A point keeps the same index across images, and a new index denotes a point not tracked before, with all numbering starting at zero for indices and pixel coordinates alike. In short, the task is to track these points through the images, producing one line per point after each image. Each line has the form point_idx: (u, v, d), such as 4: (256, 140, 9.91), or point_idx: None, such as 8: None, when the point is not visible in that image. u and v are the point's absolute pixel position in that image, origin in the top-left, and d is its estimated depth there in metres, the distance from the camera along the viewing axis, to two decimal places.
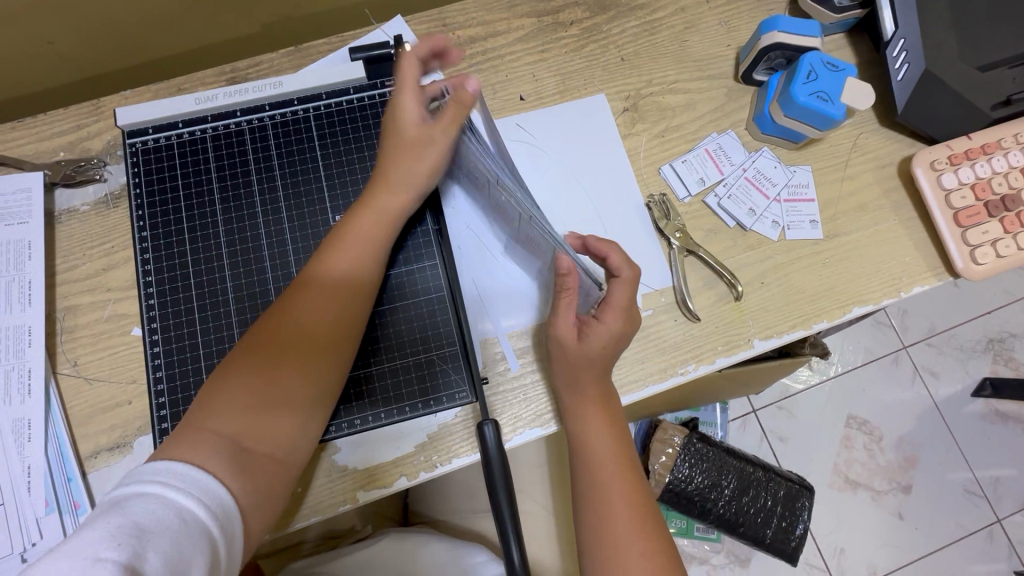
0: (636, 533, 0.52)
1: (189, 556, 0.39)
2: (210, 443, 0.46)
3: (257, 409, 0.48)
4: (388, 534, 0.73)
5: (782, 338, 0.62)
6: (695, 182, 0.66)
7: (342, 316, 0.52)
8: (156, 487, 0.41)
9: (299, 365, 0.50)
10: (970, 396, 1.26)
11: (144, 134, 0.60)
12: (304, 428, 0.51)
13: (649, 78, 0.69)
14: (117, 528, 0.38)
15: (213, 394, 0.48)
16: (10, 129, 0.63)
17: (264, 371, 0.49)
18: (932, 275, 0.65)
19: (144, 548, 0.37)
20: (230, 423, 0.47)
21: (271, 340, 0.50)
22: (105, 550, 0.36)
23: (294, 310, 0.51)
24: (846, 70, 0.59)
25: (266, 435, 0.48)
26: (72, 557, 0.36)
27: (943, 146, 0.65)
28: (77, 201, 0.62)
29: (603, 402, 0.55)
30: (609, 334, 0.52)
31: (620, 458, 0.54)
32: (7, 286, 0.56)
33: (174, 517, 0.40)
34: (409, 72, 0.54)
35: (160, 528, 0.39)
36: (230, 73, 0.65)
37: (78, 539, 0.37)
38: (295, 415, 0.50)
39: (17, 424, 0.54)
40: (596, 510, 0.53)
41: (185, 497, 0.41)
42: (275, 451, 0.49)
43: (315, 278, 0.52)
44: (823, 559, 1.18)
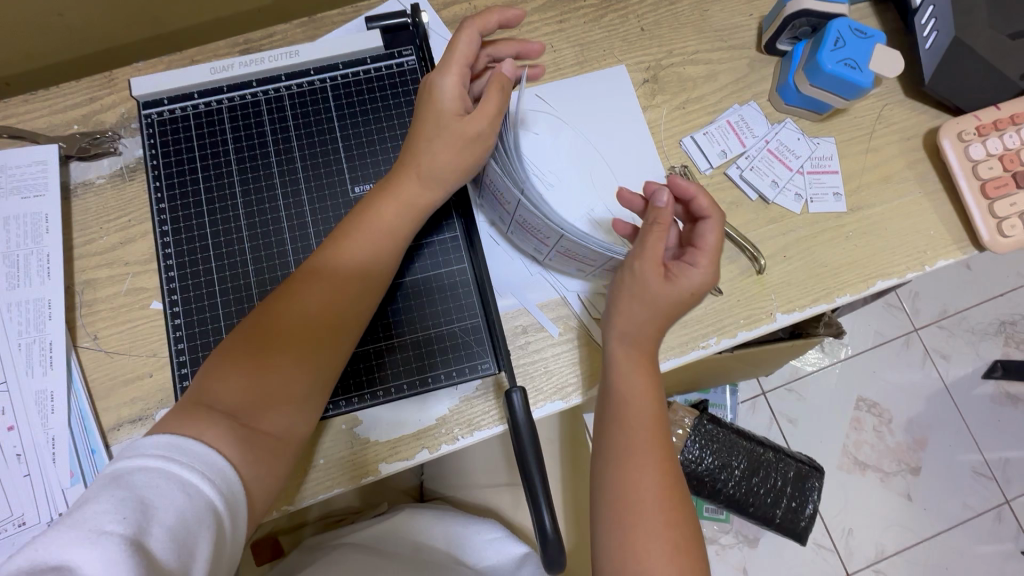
0: (658, 502, 0.50)
1: (194, 533, 0.38)
2: (208, 415, 0.45)
3: (255, 391, 0.47)
4: (403, 510, 0.73)
5: (804, 312, 0.62)
6: (716, 155, 0.65)
7: (348, 301, 0.51)
8: (158, 460, 0.40)
9: (301, 351, 0.49)
10: (981, 378, 1.26)
11: (160, 105, 0.60)
12: (304, 416, 0.49)
13: (669, 48, 0.68)
14: (123, 501, 0.37)
15: (219, 368, 0.47)
16: (23, 101, 0.62)
17: (268, 352, 0.48)
18: (956, 248, 0.64)
19: (150, 523, 0.37)
20: (227, 399, 0.46)
21: (272, 320, 0.49)
22: (110, 523, 0.35)
23: (298, 290, 0.50)
24: (876, 36, 0.58)
25: (268, 415, 0.47)
26: (76, 529, 0.35)
27: (971, 116, 0.64)
28: (92, 174, 0.61)
29: (642, 356, 0.54)
30: (699, 282, 0.52)
31: (650, 416, 0.53)
32: (26, 259, 0.56)
33: (179, 492, 0.39)
34: (460, 50, 0.53)
35: (165, 504, 0.38)
36: (244, 44, 0.64)
37: (81, 513, 0.36)
38: (293, 406, 0.48)
39: (40, 396, 0.54)
40: (617, 466, 0.51)
41: (190, 472, 0.40)
42: (273, 436, 0.47)
43: (323, 260, 0.51)
44: (831, 539, 1.19)
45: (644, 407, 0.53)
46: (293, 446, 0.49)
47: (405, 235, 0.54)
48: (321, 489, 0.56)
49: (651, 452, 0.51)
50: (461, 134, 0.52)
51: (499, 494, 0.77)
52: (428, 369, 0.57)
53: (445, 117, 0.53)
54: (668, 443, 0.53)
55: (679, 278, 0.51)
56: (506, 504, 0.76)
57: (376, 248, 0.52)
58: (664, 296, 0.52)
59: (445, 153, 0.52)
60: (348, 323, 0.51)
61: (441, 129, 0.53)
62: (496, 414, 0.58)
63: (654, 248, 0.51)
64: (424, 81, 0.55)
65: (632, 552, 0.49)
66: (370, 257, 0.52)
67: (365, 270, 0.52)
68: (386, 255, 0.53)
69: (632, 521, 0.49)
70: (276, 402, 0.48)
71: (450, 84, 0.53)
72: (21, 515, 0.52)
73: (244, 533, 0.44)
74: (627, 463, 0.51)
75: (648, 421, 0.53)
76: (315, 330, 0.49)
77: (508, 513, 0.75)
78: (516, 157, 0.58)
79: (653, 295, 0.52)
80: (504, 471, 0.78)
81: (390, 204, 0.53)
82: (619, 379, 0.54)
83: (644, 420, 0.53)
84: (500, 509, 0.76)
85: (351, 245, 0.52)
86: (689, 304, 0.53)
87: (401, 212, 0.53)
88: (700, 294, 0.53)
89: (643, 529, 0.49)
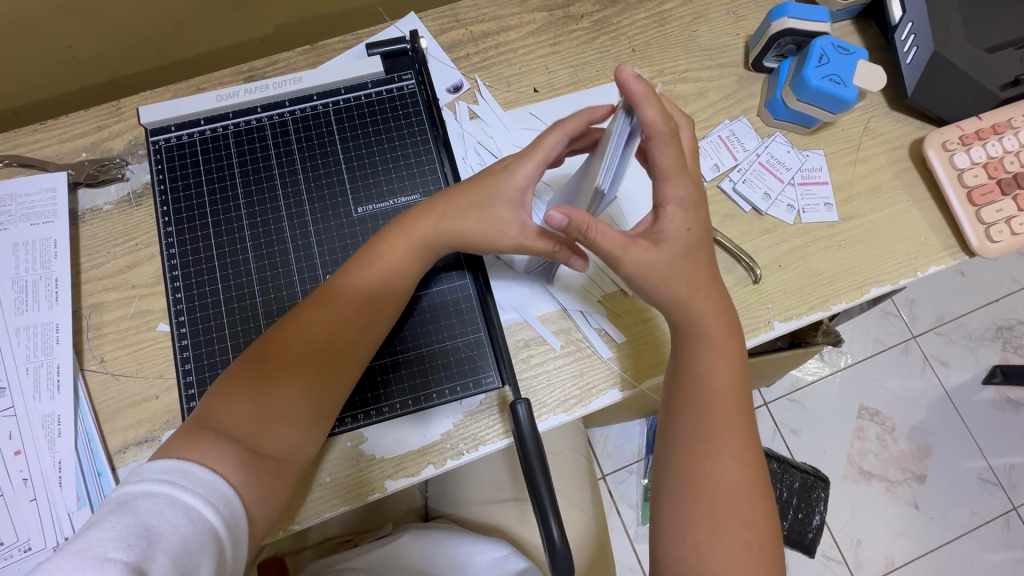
0: (741, 499, 0.48)
1: (197, 558, 0.38)
2: (214, 438, 0.45)
3: (259, 415, 0.47)
4: (407, 531, 0.72)
5: (801, 320, 0.63)
6: (709, 169, 0.67)
7: (351, 327, 0.51)
8: (162, 486, 0.40)
9: (309, 379, 0.49)
10: (981, 384, 1.26)
11: (167, 132, 0.61)
12: (307, 439, 0.49)
13: (660, 68, 0.70)
14: (126, 527, 0.37)
15: (223, 392, 0.48)
16: (33, 131, 0.64)
17: (269, 377, 0.48)
18: (947, 254, 0.65)
19: (152, 550, 0.37)
20: (233, 423, 0.46)
21: (277, 346, 0.49)
22: (112, 550, 0.36)
23: (304, 317, 0.50)
24: (857, 53, 0.60)
25: (269, 441, 0.47)
26: (80, 556, 0.35)
27: (954, 126, 0.66)
28: (100, 200, 0.63)
29: (732, 345, 0.52)
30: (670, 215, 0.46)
31: (737, 407, 0.51)
32: (34, 285, 0.57)
33: (182, 517, 0.39)
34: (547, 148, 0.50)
35: (170, 530, 0.38)
36: (247, 72, 0.66)
37: (84, 539, 0.37)
38: (298, 429, 0.48)
39: (47, 419, 0.54)
40: (689, 454, 0.50)
41: (193, 496, 0.41)
42: (277, 459, 0.47)
43: (331, 287, 0.52)
44: (839, 551, 1.18)
45: (725, 393, 0.51)
46: (298, 468, 0.49)
47: (413, 269, 0.54)
48: (327, 507, 0.56)
49: (735, 452, 0.49)
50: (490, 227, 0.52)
51: (505, 510, 0.77)
52: (431, 385, 0.58)
53: (495, 212, 0.52)
54: (750, 432, 0.51)
55: (658, 234, 0.46)
56: (512, 518, 0.76)
57: (382, 276, 0.52)
58: (658, 262, 0.46)
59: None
60: (350, 349, 0.51)
61: (490, 209, 0.52)
62: (500, 427, 0.58)
63: (602, 238, 0.44)
64: (504, 161, 0.54)
65: (698, 543, 0.47)
66: (378, 283, 0.52)
67: (371, 295, 0.52)
68: (394, 280, 0.53)
69: (714, 520, 0.48)
70: (278, 424, 0.47)
71: (523, 179, 0.51)
72: (27, 541, 0.52)
73: (245, 558, 0.44)
74: (707, 460, 0.49)
75: (727, 404, 0.50)
76: (320, 354, 0.49)
77: (512, 529, 0.76)
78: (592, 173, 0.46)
79: (654, 272, 0.47)
80: (510, 487, 0.79)
81: (398, 238, 0.53)
82: (694, 361, 0.51)
83: (724, 414, 0.50)
84: (506, 526, 0.76)
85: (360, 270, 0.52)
86: (693, 241, 0.48)
87: (408, 249, 0.53)
88: (700, 229, 0.47)
89: (724, 525, 0.48)
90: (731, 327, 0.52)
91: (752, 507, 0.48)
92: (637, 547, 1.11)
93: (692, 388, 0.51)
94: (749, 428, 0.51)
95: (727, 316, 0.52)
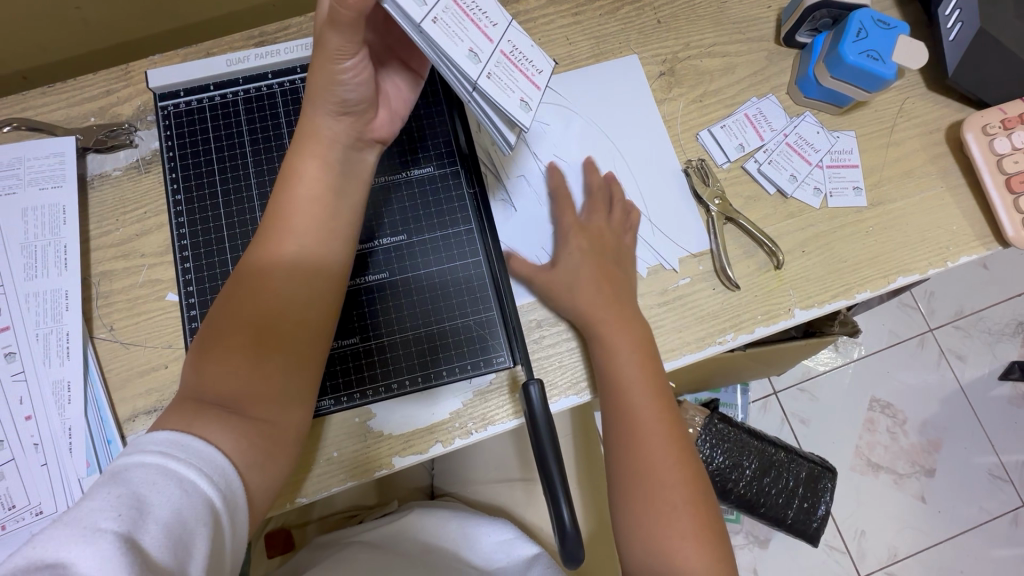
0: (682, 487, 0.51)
1: (192, 529, 0.37)
2: (201, 413, 0.43)
3: (244, 385, 0.45)
4: (415, 510, 0.72)
5: (823, 308, 0.61)
6: (734, 148, 0.64)
7: (316, 282, 0.48)
8: (156, 456, 0.38)
9: (282, 339, 0.47)
10: (997, 379, 1.24)
11: (176, 97, 0.60)
12: (298, 399, 0.48)
13: (686, 41, 0.67)
14: (119, 497, 0.35)
15: (202, 365, 0.45)
16: (41, 94, 0.62)
17: (245, 347, 0.46)
18: (980, 244, 0.63)
19: (146, 520, 0.35)
20: (217, 396, 0.44)
21: (241, 314, 0.46)
22: (104, 520, 0.34)
23: (246, 283, 0.47)
24: (899, 28, 0.57)
25: (261, 407, 0.46)
26: (72, 526, 0.33)
27: (996, 110, 0.62)
28: (109, 166, 0.61)
29: (643, 342, 0.55)
30: (574, 248, 0.59)
31: (657, 400, 0.53)
32: (43, 251, 0.57)
33: (176, 488, 0.37)
34: None
35: (162, 502, 0.36)
36: (259, 37, 0.64)
37: (76, 510, 0.35)
38: (288, 386, 0.47)
39: (57, 385, 0.54)
40: (630, 452, 0.52)
41: (189, 469, 0.39)
42: (272, 424, 0.46)
43: (273, 244, 0.47)
44: (843, 541, 1.17)
45: (640, 388, 0.53)
46: (296, 434, 0.49)
47: (335, 194, 0.49)
48: (334, 482, 0.55)
49: (662, 440, 0.52)
50: (325, 61, 0.43)
51: (510, 490, 0.77)
52: (441, 363, 0.57)
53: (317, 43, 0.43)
54: (674, 415, 0.53)
55: (559, 260, 0.59)
56: (518, 500, 0.76)
57: (317, 220, 0.48)
58: (557, 280, 0.58)
59: (385, 122, 0.51)
60: (324, 305, 0.49)
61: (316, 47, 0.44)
62: (510, 408, 0.57)
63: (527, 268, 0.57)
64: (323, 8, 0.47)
65: (648, 531, 0.50)
66: (325, 234, 0.49)
67: (323, 246, 0.49)
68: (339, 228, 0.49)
69: (656, 511, 0.50)
70: (265, 393, 0.46)
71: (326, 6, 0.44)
72: (38, 504, 0.53)
73: (243, 537, 0.42)
74: (641, 459, 0.51)
75: (642, 399, 0.53)
76: (289, 313, 0.47)
77: (518, 510, 0.75)
78: (506, 60, 0.42)
79: (556, 287, 0.58)
80: (517, 468, 0.78)
81: (308, 162, 0.47)
82: (608, 364, 0.54)
83: (646, 409, 0.53)
84: (511, 507, 0.76)
85: (294, 217, 0.48)
86: (600, 263, 0.58)
87: (322, 166, 0.48)
88: (595, 256, 0.58)
89: (667, 512, 0.50)
90: (640, 328, 0.56)
91: (690, 493, 0.51)
92: None
93: (608, 388, 0.54)
94: (675, 411, 0.54)
95: (627, 313, 0.56)
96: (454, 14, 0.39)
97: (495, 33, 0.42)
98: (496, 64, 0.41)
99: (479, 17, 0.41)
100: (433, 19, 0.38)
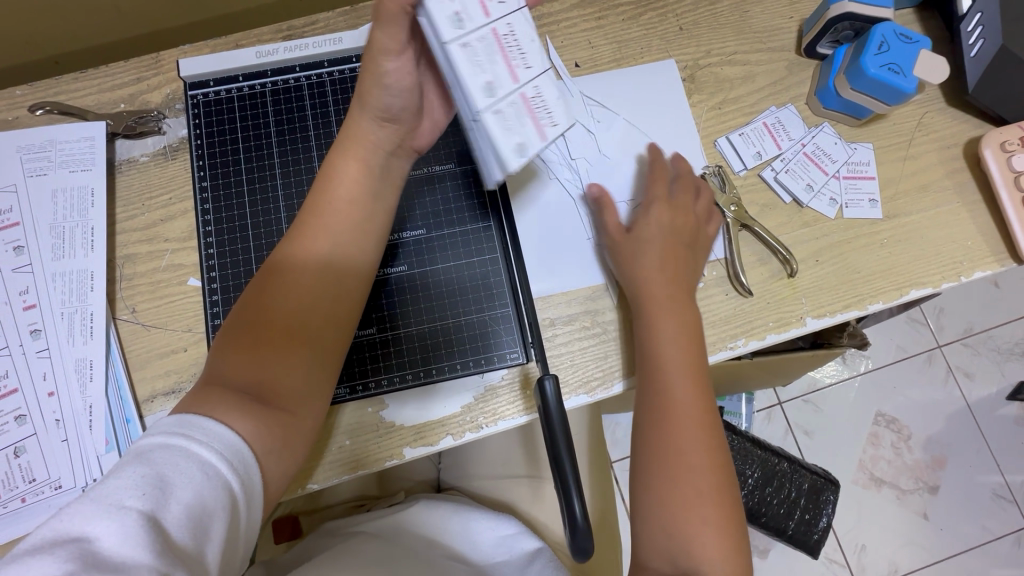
0: (709, 490, 0.49)
1: (210, 512, 0.37)
2: (222, 394, 0.44)
3: (265, 371, 0.46)
4: (420, 500, 0.73)
5: (834, 318, 0.61)
6: (751, 157, 0.64)
7: (344, 275, 0.50)
8: (179, 439, 0.39)
9: (305, 333, 0.48)
10: (1005, 399, 1.23)
11: (206, 86, 0.61)
12: (316, 389, 0.48)
13: (707, 48, 0.68)
14: (143, 477, 0.36)
15: (226, 349, 0.46)
16: (73, 79, 0.64)
17: (270, 333, 0.47)
18: (994, 260, 0.63)
19: (167, 501, 0.36)
20: (238, 380, 0.45)
21: (269, 302, 0.47)
22: (129, 499, 0.35)
23: (279, 271, 0.48)
24: (921, 41, 0.57)
25: (279, 394, 0.46)
26: (96, 503, 0.34)
27: (1015, 127, 0.63)
28: (137, 151, 0.63)
29: (695, 337, 0.55)
30: (653, 218, 0.59)
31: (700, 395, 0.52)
32: (71, 232, 0.58)
33: (198, 472, 0.38)
34: None
35: (183, 483, 0.37)
36: (287, 30, 0.65)
37: (102, 486, 0.36)
38: (308, 376, 0.48)
39: (79, 364, 0.56)
40: (661, 437, 0.51)
41: (210, 452, 0.39)
42: (289, 412, 0.46)
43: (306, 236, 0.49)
44: (844, 555, 1.17)
45: (690, 381, 0.53)
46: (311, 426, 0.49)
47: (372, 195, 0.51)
48: (345, 470, 0.56)
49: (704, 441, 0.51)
50: (374, 76, 0.47)
51: (516, 486, 0.78)
52: (455, 356, 0.58)
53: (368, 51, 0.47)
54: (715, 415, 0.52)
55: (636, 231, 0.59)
56: (522, 496, 0.77)
57: (352, 216, 0.50)
58: (630, 251, 0.58)
59: (426, 131, 0.54)
60: (350, 298, 0.50)
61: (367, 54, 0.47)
62: (521, 405, 0.58)
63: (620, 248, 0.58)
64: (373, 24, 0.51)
65: (667, 523, 0.49)
66: (358, 231, 0.50)
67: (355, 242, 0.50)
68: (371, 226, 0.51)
69: (676, 505, 0.49)
70: (285, 379, 0.46)
71: None
72: (57, 479, 0.54)
73: (261, 520, 0.43)
74: (674, 451, 0.50)
75: (690, 388, 0.52)
76: (319, 303, 0.48)
77: (523, 506, 0.76)
78: (520, 102, 0.42)
79: (634, 258, 0.58)
80: (524, 465, 0.79)
81: (348, 161, 0.50)
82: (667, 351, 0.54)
83: (693, 402, 0.52)
84: (516, 503, 0.76)
85: (329, 213, 0.49)
86: (671, 242, 0.58)
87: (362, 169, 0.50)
88: (673, 237, 0.58)
89: (687, 509, 0.49)
90: (696, 318, 0.55)
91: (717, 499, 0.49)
92: None
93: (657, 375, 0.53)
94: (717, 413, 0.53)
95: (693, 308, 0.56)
96: (486, 43, 0.42)
97: (527, 77, 0.42)
98: (509, 102, 0.42)
99: (515, 56, 0.42)
100: (458, 39, 0.41)
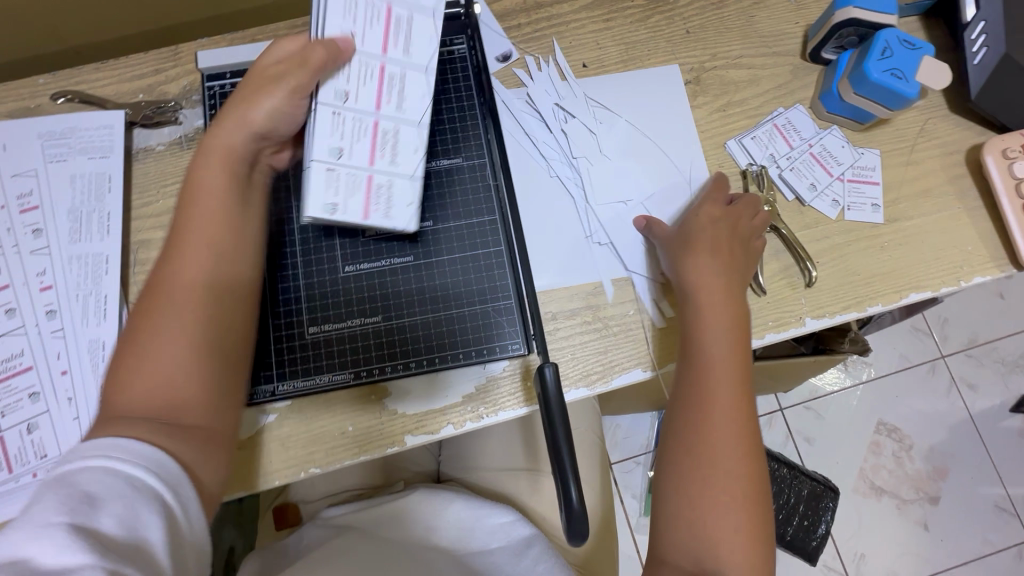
0: (738, 487, 0.50)
1: (145, 518, 0.37)
2: (122, 420, 0.43)
3: (167, 390, 0.45)
4: (418, 490, 0.73)
5: (834, 319, 0.62)
6: (764, 158, 0.66)
7: (235, 280, 0.51)
8: (100, 459, 0.39)
9: (204, 347, 0.48)
10: (1008, 411, 1.23)
11: (222, 78, 0.63)
12: (221, 400, 0.48)
13: (713, 51, 0.69)
14: (66, 497, 0.36)
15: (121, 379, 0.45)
16: (94, 69, 0.66)
17: (160, 351, 0.46)
18: (994, 266, 0.63)
19: (96, 514, 0.36)
20: (137, 405, 0.44)
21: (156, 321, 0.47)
22: (55, 517, 0.35)
23: (160, 295, 0.48)
24: (924, 48, 0.58)
25: (183, 412, 0.45)
26: (20, 530, 0.34)
27: (1017, 134, 0.63)
28: (153, 140, 0.64)
29: (741, 335, 0.55)
30: (706, 217, 0.60)
31: (740, 395, 0.53)
32: (88, 216, 0.60)
33: (125, 484, 0.38)
34: None
35: (112, 495, 0.37)
36: (302, 26, 0.67)
37: (24, 515, 0.35)
38: (211, 387, 0.47)
39: (92, 344, 0.57)
40: (696, 432, 0.51)
41: (135, 466, 0.39)
42: (200, 426, 0.46)
43: (193, 252, 0.50)
44: (842, 564, 1.16)
45: (731, 378, 0.53)
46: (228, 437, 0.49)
47: (235, 202, 0.53)
48: (348, 455, 0.57)
49: (740, 439, 0.51)
50: (255, 92, 0.53)
51: (515, 479, 0.79)
52: (456, 346, 0.59)
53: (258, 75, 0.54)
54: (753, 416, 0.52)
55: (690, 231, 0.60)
56: (522, 489, 0.78)
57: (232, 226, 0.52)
58: (681, 248, 0.59)
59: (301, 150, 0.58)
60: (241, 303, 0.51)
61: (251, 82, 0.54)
62: (520, 395, 0.59)
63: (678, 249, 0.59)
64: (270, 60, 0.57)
65: (692, 513, 0.49)
66: (237, 239, 0.52)
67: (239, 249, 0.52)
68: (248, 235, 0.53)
69: (701, 496, 0.49)
70: (189, 394, 0.46)
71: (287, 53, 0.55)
72: None
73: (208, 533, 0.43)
74: (707, 445, 0.51)
75: (731, 386, 0.53)
76: (213, 314, 0.49)
77: (522, 498, 0.77)
78: (362, 181, 0.54)
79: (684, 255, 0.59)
80: (523, 457, 0.80)
81: (215, 169, 0.52)
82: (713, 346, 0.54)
83: (731, 398, 0.52)
84: (516, 495, 0.77)
85: (198, 228, 0.51)
86: (725, 244, 0.59)
87: (223, 175, 0.52)
88: (726, 241, 0.59)
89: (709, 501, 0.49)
90: (744, 317, 0.56)
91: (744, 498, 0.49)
92: (638, 538, 1.13)
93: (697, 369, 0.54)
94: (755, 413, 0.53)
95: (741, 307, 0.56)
96: (364, 127, 0.55)
97: (387, 167, 0.55)
98: (353, 176, 0.54)
99: (381, 148, 0.55)
100: (347, 117, 0.54)
